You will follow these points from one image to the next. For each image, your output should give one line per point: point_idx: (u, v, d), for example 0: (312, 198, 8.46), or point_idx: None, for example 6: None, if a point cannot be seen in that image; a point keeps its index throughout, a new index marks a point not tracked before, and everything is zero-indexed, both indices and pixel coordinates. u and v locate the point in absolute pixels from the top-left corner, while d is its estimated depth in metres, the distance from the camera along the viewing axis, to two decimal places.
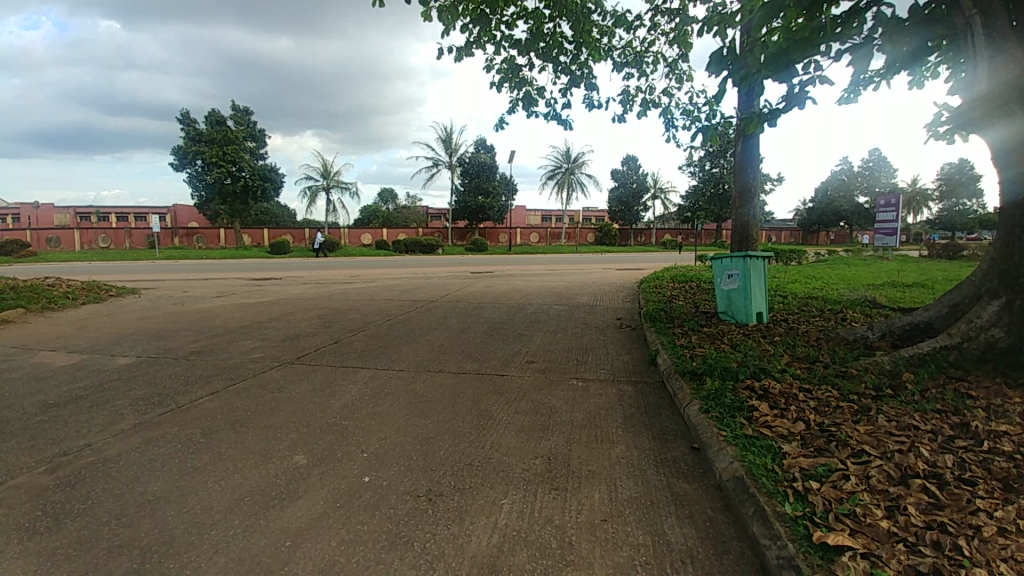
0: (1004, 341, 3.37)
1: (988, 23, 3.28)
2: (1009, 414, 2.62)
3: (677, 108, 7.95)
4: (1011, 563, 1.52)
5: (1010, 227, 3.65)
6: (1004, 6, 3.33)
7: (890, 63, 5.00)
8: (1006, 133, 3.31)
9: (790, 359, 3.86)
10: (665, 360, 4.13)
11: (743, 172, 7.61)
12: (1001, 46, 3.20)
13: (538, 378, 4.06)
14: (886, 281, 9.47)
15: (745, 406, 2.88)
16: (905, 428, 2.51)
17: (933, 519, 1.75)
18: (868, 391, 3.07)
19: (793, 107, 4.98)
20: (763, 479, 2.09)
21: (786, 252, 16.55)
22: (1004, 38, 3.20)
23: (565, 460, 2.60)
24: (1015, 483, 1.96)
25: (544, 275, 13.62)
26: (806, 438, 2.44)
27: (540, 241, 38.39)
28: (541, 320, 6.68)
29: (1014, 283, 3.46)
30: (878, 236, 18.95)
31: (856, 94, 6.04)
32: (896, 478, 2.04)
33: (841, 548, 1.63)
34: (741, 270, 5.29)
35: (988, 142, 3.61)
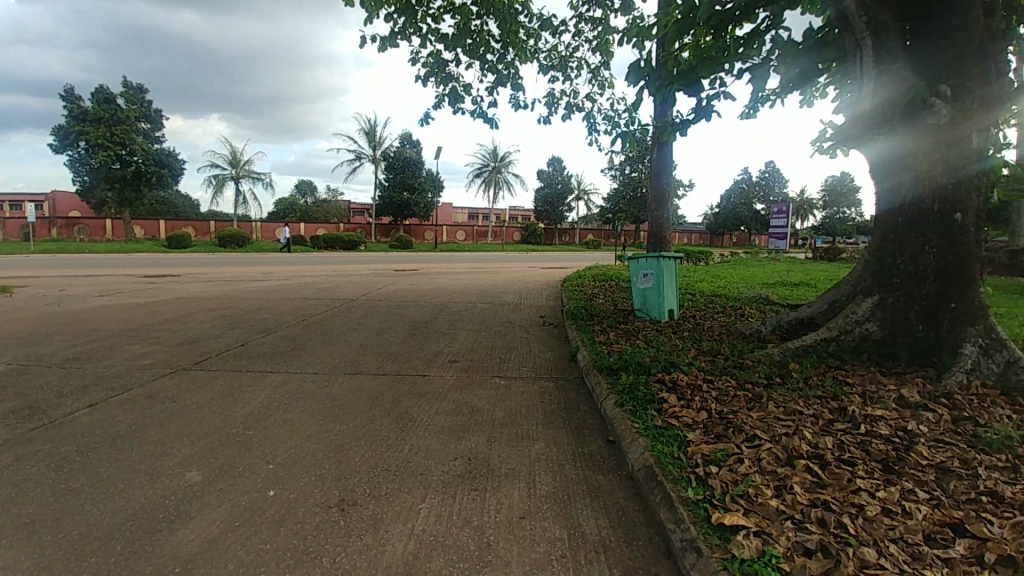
0: (876, 334, 3.91)
1: (880, 43, 3.65)
2: (882, 400, 2.99)
3: (599, 113, 8.29)
4: (892, 540, 1.67)
5: (882, 232, 4.11)
6: (898, 29, 3.72)
7: (785, 82, 5.55)
8: (895, 145, 3.73)
9: (696, 352, 4.15)
10: (584, 356, 4.27)
11: (658, 177, 8.10)
12: (888, 66, 3.60)
13: (460, 378, 4.01)
14: (778, 280, 10.53)
15: (656, 398, 3.05)
16: (792, 413, 2.78)
17: (818, 498, 1.93)
18: (761, 380, 3.39)
19: (701, 119, 5.37)
20: (670, 467, 2.22)
21: (695, 253, 17.89)
22: (892, 59, 3.58)
23: (485, 459, 2.59)
24: (889, 464, 2.22)
25: (470, 273, 13.61)
26: (707, 426, 2.63)
27: (466, 239, 38.12)
28: (465, 319, 6.65)
29: (886, 283, 3.97)
30: (773, 241, 20.96)
31: (756, 110, 6.65)
32: (783, 459, 2.26)
33: (736, 528, 1.76)
34: (655, 270, 5.61)
35: (869, 155, 4.08)
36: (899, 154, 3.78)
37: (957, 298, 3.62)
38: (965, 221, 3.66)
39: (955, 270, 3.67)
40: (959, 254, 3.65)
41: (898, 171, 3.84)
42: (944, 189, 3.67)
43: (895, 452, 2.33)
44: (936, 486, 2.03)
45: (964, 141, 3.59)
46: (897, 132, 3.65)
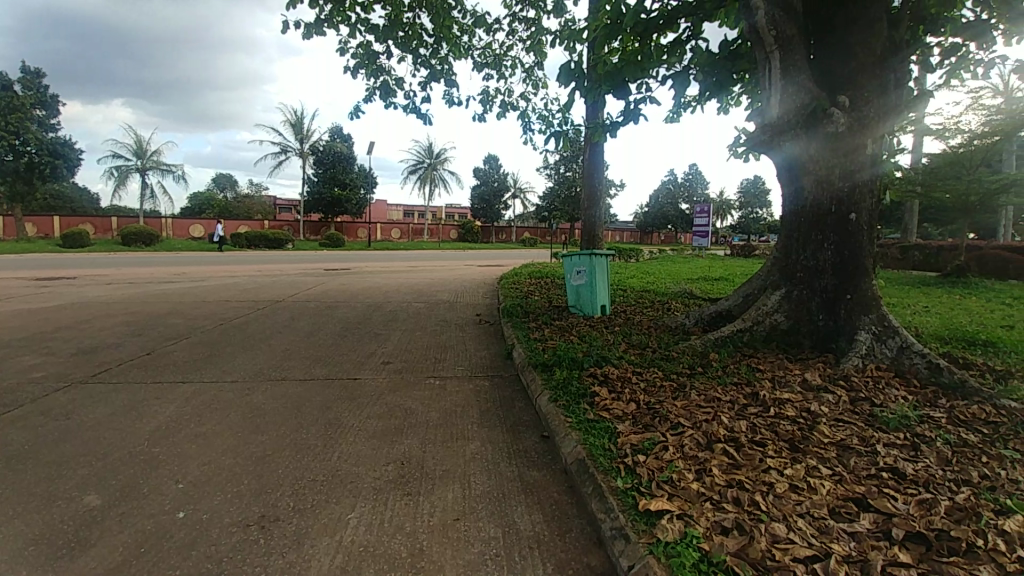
0: (783, 324, 4.27)
1: (786, 57, 3.97)
2: (790, 384, 3.28)
3: (533, 113, 8.40)
4: (798, 514, 1.82)
5: (788, 231, 4.49)
6: (803, 43, 4.06)
7: (704, 90, 5.91)
8: (798, 152, 4.09)
9: (626, 346, 4.32)
10: (519, 353, 4.31)
11: (591, 177, 8.35)
12: (794, 77, 3.93)
13: (393, 380, 3.90)
14: (701, 276, 11.22)
15: (588, 392, 3.13)
16: (711, 400, 2.96)
17: (734, 478, 2.07)
18: (685, 370, 3.59)
19: (629, 121, 5.60)
20: (601, 458, 2.29)
21: (625, 250, 18.65)
22: (795, 72, 3.92)
23: (419, 462, 2.54)
24: (795, 443, 2.43)
25: (405, 272, 13.31)
26: (636, 417, 2.74)
27: (401, 237, 37.24)
28: (400, 318, 6.49)
29: (792, 277, 4.35)
30: (696, 239, 22.37)
31: (679, 115, 7.03)
32: (703, 444, 2.40)
33: (661, 512, 1.85)
34: (588, 267, 5.79)
35: (777, 159, 4.44)
36: (801, 160, 4.14)
37: (851, 291, 4.04)
38: (859, 220, 4.07)
39: (850, 265, 4.08)
40: (853, 249, 4.06)
41: (801, 175, 4.21)
42: (842, 192, 4.06)
43: (802, 432, 2.55)
44: (835, 461, 2.25)
45: (859, 149, 4.00)
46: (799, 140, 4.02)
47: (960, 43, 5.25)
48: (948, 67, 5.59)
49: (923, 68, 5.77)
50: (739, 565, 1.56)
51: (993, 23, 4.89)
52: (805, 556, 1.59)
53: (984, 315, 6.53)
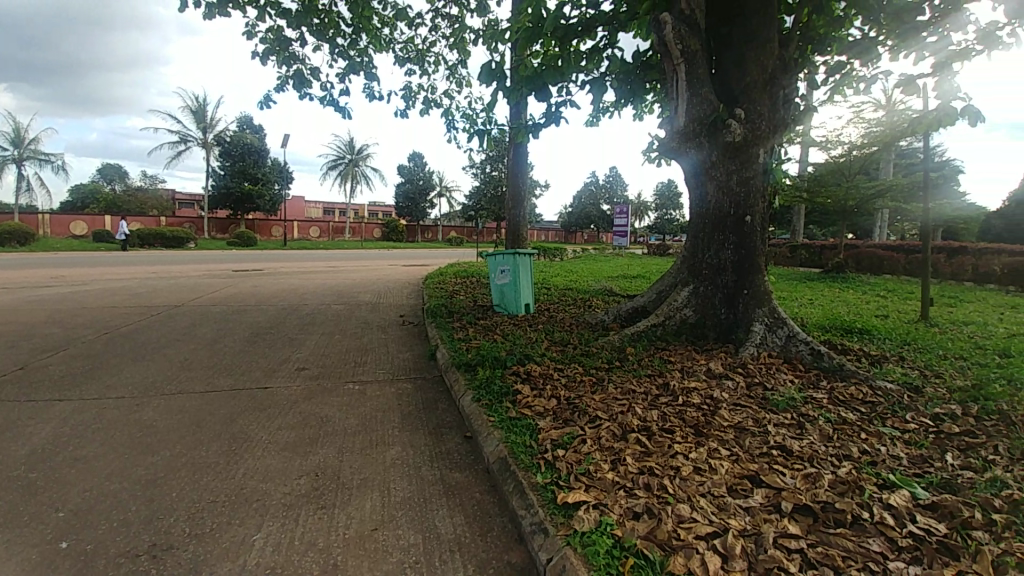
0: (691, 318, 4.59)
1: (692, 69, 4.26)
2: (696, 373, 3.54)
3: (457, 111, 8.33)
4: (702, 495, 1.96)
5: (694, 231, 4.83)
6: (706, 57, 4.38)
7: (619, 96, 6.20)
8: (701, 159, 4.42)
9: (548, 343, 4.42)
10: (443, 354, 4.26)
11: (515, 177, 8.47)
12: (698, 89, 4.23)
13: (309, 387, 3.69)
14: (620, 274, 11.77)
15: (511, 390, 3.17)
16: (627, 393, 3.12)
17: (645, 465, 2.19)
18: (603, 364, 3.75)
19: (550, 123, 5.74)
20: (522, 455, 2.32)
21: (549, 249, 19.11)
22: (699, 84, 4.22)
23: (335, 473, 2.42)
24: (699, 428, 2.62)
25: (324, 272, 12.67)
26: (556, 412, 2.81)
27: (321, 236, 35.38)
28: (317, 321, 6.16)
29: (698, 274, 4.69)
30: (616, 238, 23.43)
31: (598, 119, 7.33)
32: (618, 434, 2.51)
33: (578, 504, 1.91)
34: (511, 266, 5.89)
35: (684, 165, 4.77)
36: (704, 166, 4.49)
37: (748, 286, 4.44)
38: (753, 222, 4.48)
39: (746, 263, 4.47)
40: (748, 248, 4.46)
41: (704, 180, 4.55)
42: (740, 197, 4.43)
43: (705, 418, 2.75)
44: (734, 442, 2.46)
45: (753, 158, 4.39)
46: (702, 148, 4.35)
47: (844, 60, 5.89)
48: (833, 83, 6.27)
49: (809, 85, 6.48)
50: (648, 547, 1.65)
51: (877, 40, 5.54)
52: (706, 533, 1.72)
53: (858, 307, 7.46)
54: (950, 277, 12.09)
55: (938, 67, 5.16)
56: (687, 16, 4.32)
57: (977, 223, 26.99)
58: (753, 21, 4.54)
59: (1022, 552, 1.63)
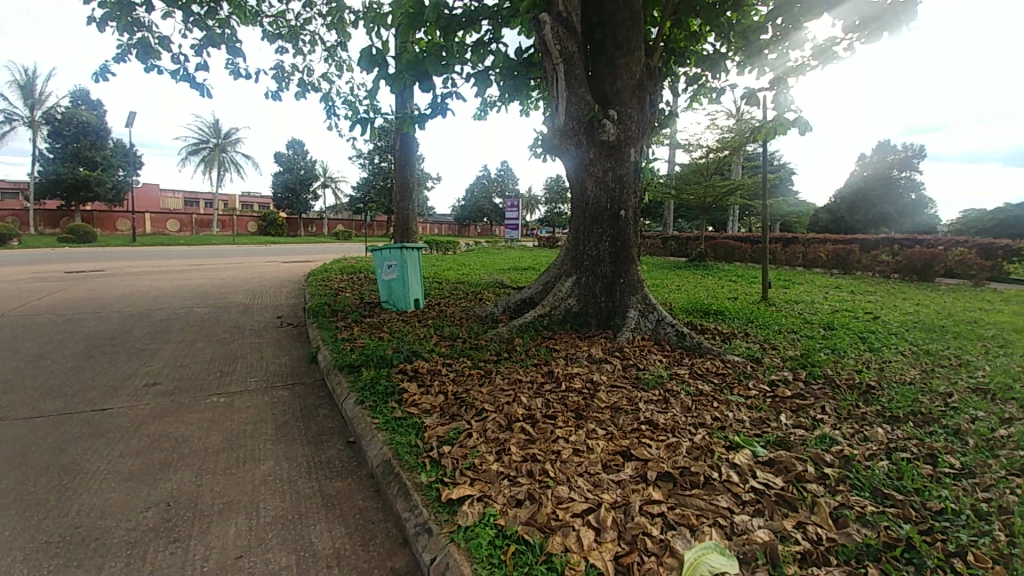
0: (575, 307, 4.84)
1: (570, 69, 4.44)
2: (578, 359, 3.75)
3: (337, 96, 7.80)
4: (580, 475, 2.07)
5: (574, 225, 5.08)
6: (582, 59, 4.59)
7: (505, 91, 6.30)
8: (579, 157, 4.66)
9: (437, 339, 4.36)
10: (325, 356, 3.99)
11: (403, 168, 8.21)
12: (575, 89, 4.43)
13: (162, 405, 3.22)
14: (511, 266, 12.04)
15: (397, 389, 3.07)
16: (513, 383, 3.19)
17: (529, 452, 2.26)
18: (491, 357, 3.80)
19: (436, 115, 5.64)
20: (406, 456, 2.26)
21: (442, 243, 18.92)
22: (577, 84, 4.43)
23: (193, 498, 2.15)
24: (579, 411, 2.77)
25: (185, 271, 11.18)
26: (443, 409, 2.78)
27: (182, 230, 31.10)
28: (175, 328, 5.41)
29: (579, 265, 4.95)
30: (508, 231, 23.96)
31: (485, 113, 7.38)
32: (504, 425, 2.57)
33: (462, 499, 1.91)
34: (398, 260, 5.72)
35: (564, 162, 4.99)
36: (583, 165, 4.75)
37: (623, 275, 4.81)
38: (626, 217, 4.84)
39: (621, 253, 4.83)
40: (622, 241, 4.81)
41: (583, 177, 4.81)
42: (615, 193, 4.76)
43: (585, 401, 2.93)
44: (609, 422, 2.64)
45: (626, 157, 4.74)
46: (580, 146, 4.59)
47: (700, 72, 6.61)
48: (691, 92, 7.02)
49: (672, 93, 7.17)
50: (529, 532, 1.70)
51: (726, 56, 6.29)
52: (582, 510, 1.82)
53: (715, 291, 8.47)
54: (785, 263, 14.27)
55: (775, 82, 6.01)
56: (564, 18, 4.50)
57: (804, 217, 32.19)
58: (623, 29, 4.87)
59: (850, 503, 1.95)
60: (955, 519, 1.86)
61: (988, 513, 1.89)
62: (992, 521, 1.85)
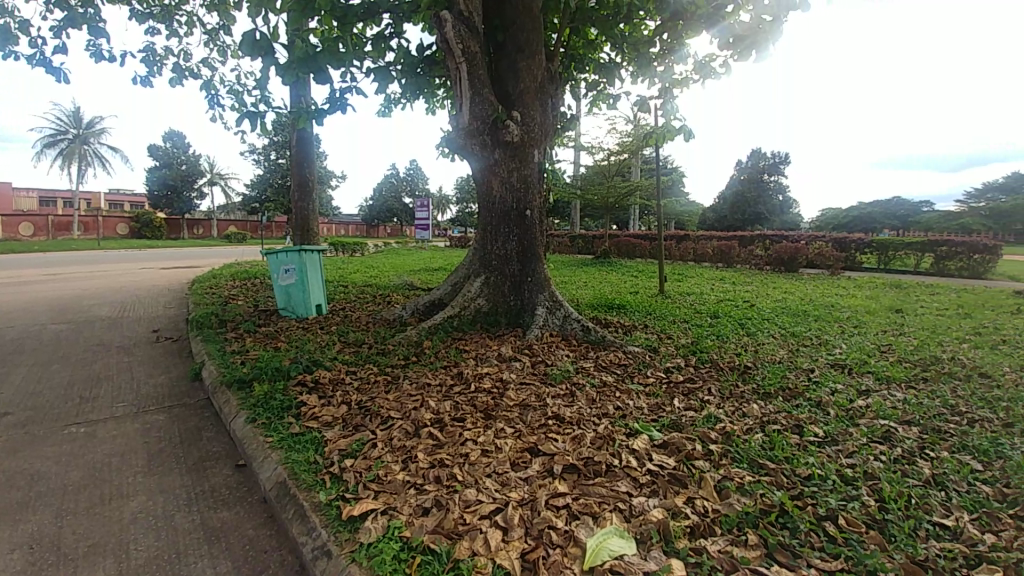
0: (485, 307, 4.86)
1: (473, 70, 4.43)
2: (488, 358, 3.76)
3: (221, 85, 7.07)
4: (489, 476, 2.07)
5: (482, 226, 5.08)
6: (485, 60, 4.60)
7: (407, 89, 6.15)
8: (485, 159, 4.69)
9: (341, 346, 4.14)
10: (211, 372, 3.59)
11: (300, 165, 7.67)
12: (479, 89, 4.42)
13: (2, 440, 2.70)
14: (422, 267, 11.81)
15: (294, 403, 2.85)
16: (422, 388, 3.11)
17: (437, 458, 2.21)
18: (399, 362, 3.68)
19: (335, 110, 5.34)
20: (304, 474, 2.10)
21: (349, 244, 18.04)
22: (481, 85, 4.43)
23: (46, 547, 1.84)
24: (488, 411, 2.77)
25: (33, 281, 9.51)
26: (346, 420, 2.64)
27: (32, 234, 26.45)
28: (20, 349, 4.58)
29: (488, 265, 4.98)
30: (418, 231, 23.47)
31: (389, 110, 7.14)
32: (411, 432, 2.49)
33: (366, 514, 1.82)
34: (296, 264, 5.32)
35: (470, 163, 4.98)
36: (488, 168, 4.79)
37: (531, 274, 4.92)
38: (532, 216, 4.95)
39: (528, 252, 4.93)
40: (529, 241, 4.92)
41: (489, 178, 4.85)
42: (520, 194, 4.84)
43: (494, 400, 2.94)
44: (518, 419, 2.67)
45: (530, 158, 4.84)
46: (487, 148, 4.61)
47: (597, 79, 6.95)
48: (590, 97, 7.36)
49: (573, 97, 7.46)
50: (435, 541, 1.66)
51: (619, 65, 6.68)
52: (489, 511, 1.82)
53: (618, 286, 8.98)
54: (679, 258, 15.53)
55: (663, 92, 6.51)
56: (465, 18, 4.48)
57: (695, 216, 35.34)
58: (524, 33, 4.96)
59: (733, 475, 2.15)
60: (823, 484, 2.12)
61: (851, 478, 2.18)
62: (854, 485, 2.13)
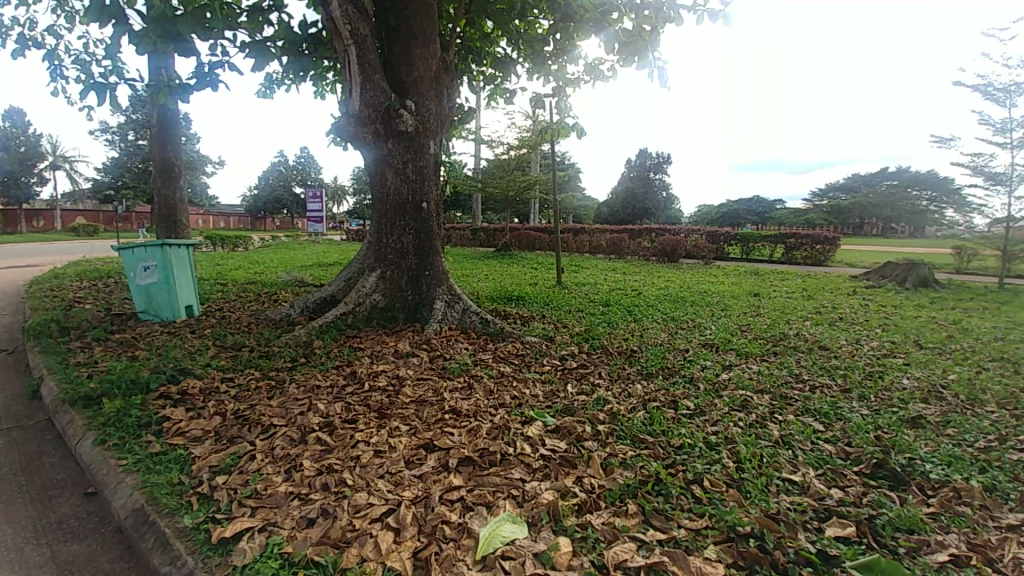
0: (381, 303, 4.69)
1: (362, 54, 4.21)
2: (384, 355, 3.64)
3: (65, 54, 5.91)
4: (381, 477, 2.00)
5: (376, 219, 4.86)
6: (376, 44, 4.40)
7: (288, 69, 5.67)
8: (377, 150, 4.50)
9: (216, 351, 3.73)
10: (49, 390, 3.04)
11: (162, 145, 6.72)
12: (369, 75, 4.22)
13: None
14: (315, 262, 11.06)
15: (156, 419, 2.51)
16: (309, 391, 2.91)
17: (324, 464, 2.08)
18: (285, 364, 3.41)
19: (204, 87, 4.75)
20: (168, 497, 1.86)
21: (230, 238, 16.31)
22: (373, 70, 4.23)
23: None
24: (382, 410, 2.68)
25: None
26: (220, 432, 2.39)
27: None
28: None
29: (383, 259, 4.79)
30: (311, 224, 21.91)
31: (271, 91, 6.55)
32: (296, 439, 2.32)
33: (240, 534, 1.66)
34: (159, 261, 4.65)
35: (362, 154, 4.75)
36: (381, 158, 4.59)
37: (428, 268, 4.82)
38: (429, 209, 4.84)
39: (425, 246, 4.83)
40: (424, 234, 4.81)
41: (382, 170, 4.65)
42: (415, 186, 4.71)
43: (389, 398, 2.85)
44: (413, 416, 2.62)
45: (425, 148, 4.72)
46: (379, 138, 4.42)
47: (493, 73, 6.97)
48: (487, 90, 7.37)
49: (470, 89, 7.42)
50: (320, 553, 1.56)
51: (515, 61, 6.76)
52: (381, 513, 1.76)
53: (518, 278, 9.21)
54: (576, 250, 16.31)
55: (557, 90, 6.74)
56: None
57: (591, 210, 37.35)
58: (417, 19, 4.81)
59: (616, 452, 2.31)
60: (692, 451, 2.37)
61: (714, 444, 2.46)
62: (717, 450, 2.41)
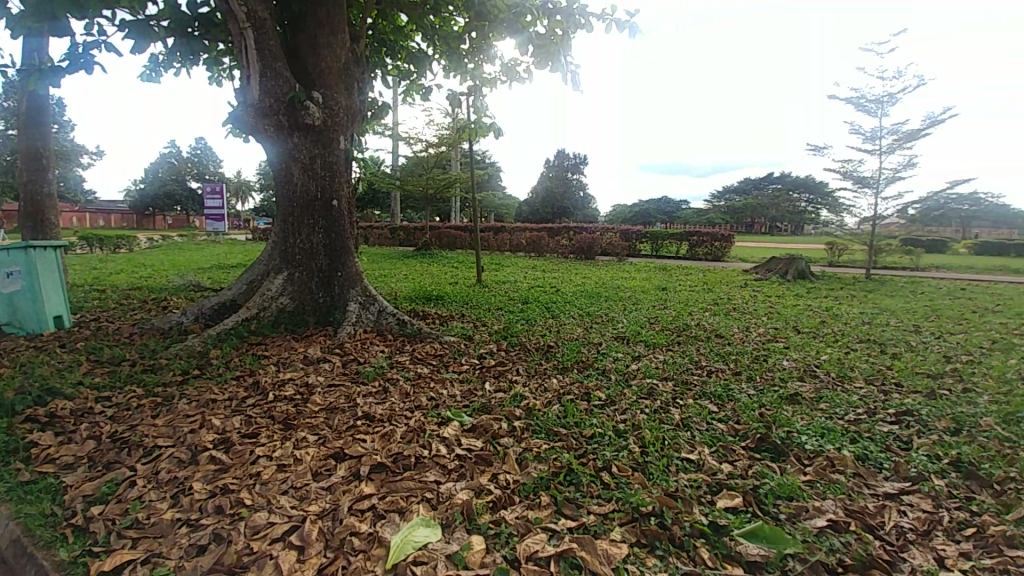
0: (288, 307, 4.41)
1: (260, 39, 3.91)
2: (292, 362, 3.41)
3: None
4: (285, 493, 1.88)
5: (282, 217, 4.55)
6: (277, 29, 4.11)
7: (174, 50, 5.12)
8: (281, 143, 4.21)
9: (90, 367, 3.28)
10: None
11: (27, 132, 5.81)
12: (270, 62, 3.93)
13: None
14: (214, 264, 10.11)
15: (13, 447, 2.16)
16: (204, 406, 2.66)
17: (218, 485, 1.91)
18: (175, 378, 3.08)
19: (78, 70, 4.15)
20: (30, 535, 1.62)
21: (110, 237, 14.40)
22: (274, 57, 3.95)
23: None
24: (288, 421, 2.51)
25: None
26: (94, 458, 2.11)
27: None
28: None
29: (290, 261, 4.51)
30: (210, 222, 19.97)
31: (157, 74, 5.88)
32: (186, 459, 2.11)
33: (119, 569, 1.49)
34: (23, 267, 4.00)
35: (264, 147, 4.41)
36: (285, 152, 4.30)
37: (340, 268, 4.60)
38: (340, 207, 4.61)
39: (337, 245, 4.60)
40: (335, 233, 4.58)
41: (287, 164, 4.36)
42: (325, 182, 4.46)
43: (296, 408, 2.68)
44: (323, 425, 2.48)
45: (334, 143, 4.48)
46: (283, 130, 4.13)
47: (408, 68, 6.80)
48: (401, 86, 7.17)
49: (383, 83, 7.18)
50: None
51: (430, 57, 6.65)
52: (283, 532, 1.65)
53: (438, 278, 9.08)
54: (497, 248, 16.42)
55: (473, 89, 6.73)
56: None
57: (512, 209, 37.79)
58: (323, 6, 4.54)
59: (532, 446, 2.36)
60: (602, 440, 2.49)
61: (623, 431, 2.60)
62: (625, 436, 2.55)
